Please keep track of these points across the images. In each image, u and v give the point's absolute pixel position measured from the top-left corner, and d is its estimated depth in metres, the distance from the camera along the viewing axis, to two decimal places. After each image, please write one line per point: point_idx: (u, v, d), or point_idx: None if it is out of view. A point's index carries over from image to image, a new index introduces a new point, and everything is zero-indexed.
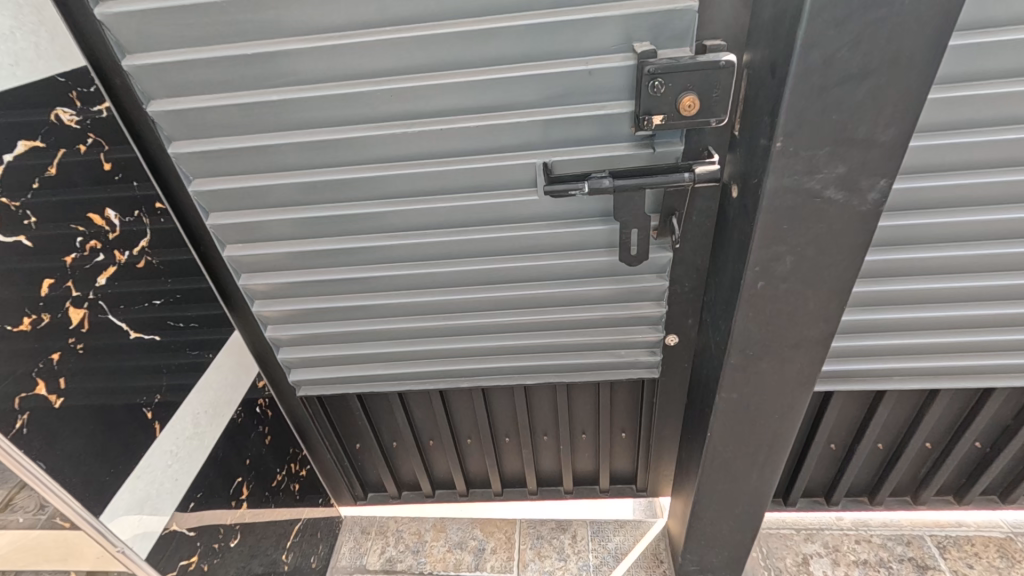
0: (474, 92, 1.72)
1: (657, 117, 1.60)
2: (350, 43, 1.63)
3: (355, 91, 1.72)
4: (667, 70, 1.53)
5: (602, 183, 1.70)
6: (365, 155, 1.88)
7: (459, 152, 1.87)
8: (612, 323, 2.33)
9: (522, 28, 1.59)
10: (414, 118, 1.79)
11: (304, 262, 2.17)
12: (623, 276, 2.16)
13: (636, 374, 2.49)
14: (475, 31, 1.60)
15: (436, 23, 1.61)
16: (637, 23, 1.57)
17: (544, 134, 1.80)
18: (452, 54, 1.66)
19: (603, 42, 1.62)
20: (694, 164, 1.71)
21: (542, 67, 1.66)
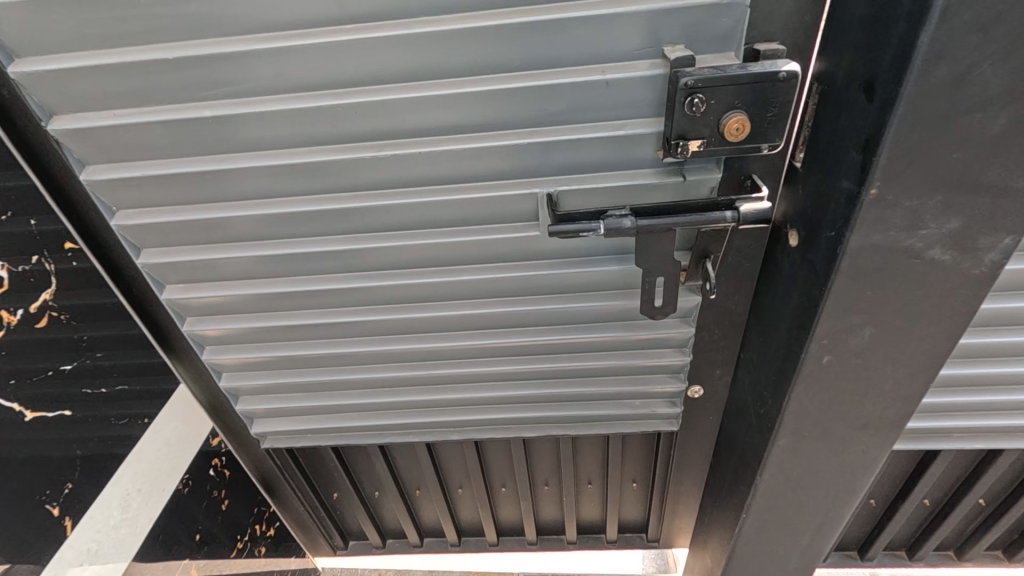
0: (462, 106, 1.36)
1: (696, 143, 1.25)
2: (301, 44, 1.27)
3: (309, 105, 1.36)
4: (711, 84, 1.17)
5: (623, 223, 1.34)
6: (327, 183, 1.52)
7: (443, 180, 1.51)
8: (625, 372, 1.99)
9: (523, 26, 1.23)
10: (387, 139, 1.44)
11: (261, 305, 1.82)
12: (639, 321, 1.82)
13: (651, 427, 2.16)
14: (462, 30, 1.24)
15: (412, 19, 1.25)
16: (671, 21, 1.22)
17: (549, 158, 1.45)
18: (433, 59, 1.30)
19: (625, 45, 1.27)
20: (739, 199, 1.35)
21: (547, 77, 1.31)
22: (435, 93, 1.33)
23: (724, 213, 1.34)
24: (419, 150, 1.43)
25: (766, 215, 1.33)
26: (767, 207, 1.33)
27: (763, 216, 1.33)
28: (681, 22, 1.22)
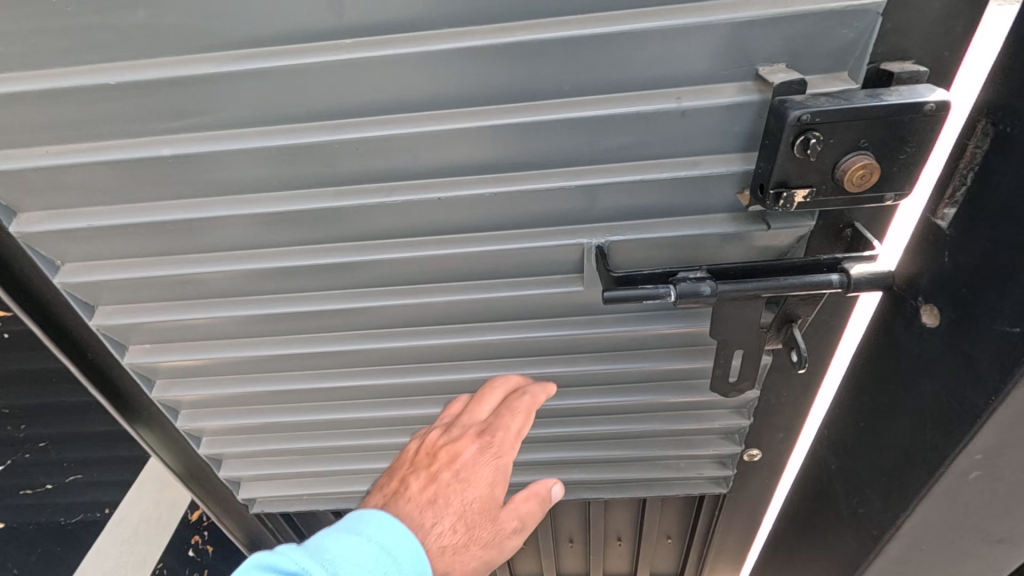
0: (495, 142, 1.07)
1: (803, 194, 0.96)
2: (289, 64, 0.98)
3: (300, 141, 1.06)
4: (831, 121, 0.88)
5: (700, 289, 1.06)
6: (323, 232, 1.23)
7: (468, 227, 1.22)
8: (671, 433, 1.72)
9: (580, 42, 0.94)
10: (399, 180, 1.15)
11: (246, 366, 1.53)
12: (693, 381, 1.55)
13: (696, 489, 1.89)
14: (500, 46, 0.95)
15: (435, 31, 0.96)
16: (772, 35, 0.93)
17: (600, 203, 1.16)
18: (461, 83, 1.01)
19: (709, 65, 0.97)
20: (846, 258, 1.06)
21: (605, 105, 1.02)
22: (461, 127, 1.04)
23: (830, 277, 1.05)
24: (439, 195, 1.14)
25: (883, 280, 1.04)
26: (883, 269, 1.05)
27: (880, 282, 1.04)
28: (787, 35, 0.93)
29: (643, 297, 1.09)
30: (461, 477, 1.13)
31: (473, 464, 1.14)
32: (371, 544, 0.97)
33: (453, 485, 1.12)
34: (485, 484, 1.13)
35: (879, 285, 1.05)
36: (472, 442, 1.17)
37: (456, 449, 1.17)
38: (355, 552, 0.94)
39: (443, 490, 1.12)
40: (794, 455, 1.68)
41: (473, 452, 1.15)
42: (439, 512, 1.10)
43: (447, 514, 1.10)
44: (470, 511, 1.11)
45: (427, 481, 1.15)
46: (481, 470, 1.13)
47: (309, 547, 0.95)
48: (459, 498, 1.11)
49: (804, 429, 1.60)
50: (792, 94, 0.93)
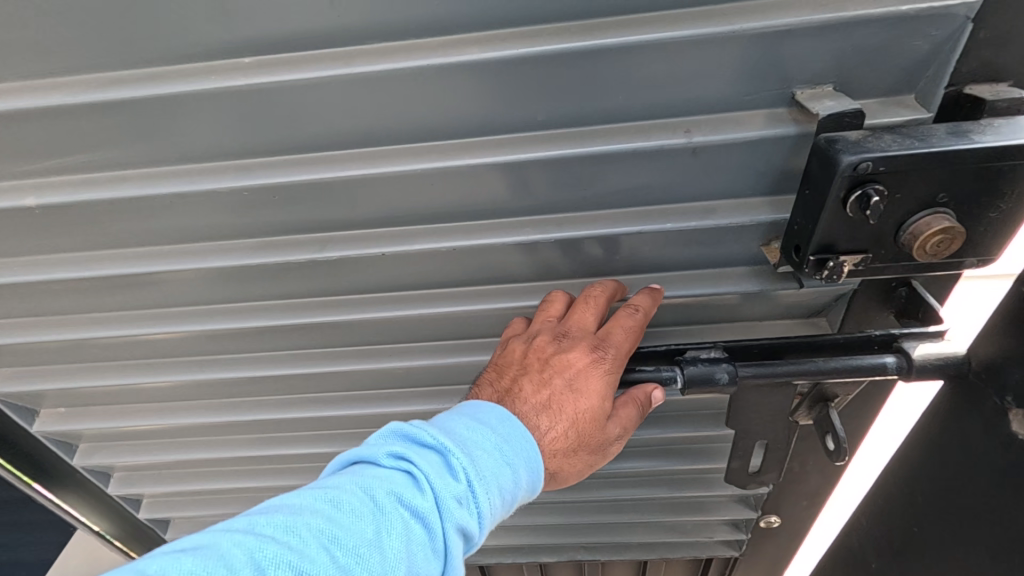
0: (449, 186, 0.84)
1: (853, 261, 0.72)
2: (170, 92, 0.74)
3: (200, 188, 0.83)
4: (899, 170, 0.64)
5: (716, 377, 0.82)
6: (249, 290, 1.01)
7: (425, 283, 1.00)
8: (675, 498, 1.50)
9: (556, 59, 0.70)
10: (334, 230, 0.92)
11: (181, 430, 1.33)
12: (701, 446, 1.32)
13: (704, 553, 1.67)
14: (447, 67, 0.71)
15: (360, 48, 0.72)
16: (815, 50, 0.68)
17: (585, 255, 0.93)
18: (399, 114, 0.77)
19: (727, 90, 0.73)
20: (903, 335, 0.83)
21: (591, 139, 0.78)
22: (404, 169, 0.81)
23: (885, 360, 0.82)
24: (384, 250, 0.91)
25: (957, 367, 0.79)
26: (958, 350, 0.79)
27: (952, 369, 0.79)
28: (835, 51, 0.68)
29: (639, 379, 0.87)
30: (574, 386, 0.82)
31: (587, 366, 0.83)
32: (505, 431, 0.75)
33: (565, 394, 0.82)
34: (602, 393, 0.83)
35: (950, 372, 0.80)
36: (585, 352, 0.84)
37: (562, 356, 0.84)
38: (482, 438, 0.72)
39: (553, 398, 0.82)
40: (819, 523, 1.45)
41: (583, 360, 0.83)
42: (547, 421, 0.81)
43: (558, 422, 0.81)
44: (584, 425, 0.82)
45: (532, 385, 0.84)
46: (598, 372, 0.83)
47: (448, 419, 0.75)
48: (573, 407, 0.82)
49: (833, 498, 1.36)
50: (843, 131, 0.69)
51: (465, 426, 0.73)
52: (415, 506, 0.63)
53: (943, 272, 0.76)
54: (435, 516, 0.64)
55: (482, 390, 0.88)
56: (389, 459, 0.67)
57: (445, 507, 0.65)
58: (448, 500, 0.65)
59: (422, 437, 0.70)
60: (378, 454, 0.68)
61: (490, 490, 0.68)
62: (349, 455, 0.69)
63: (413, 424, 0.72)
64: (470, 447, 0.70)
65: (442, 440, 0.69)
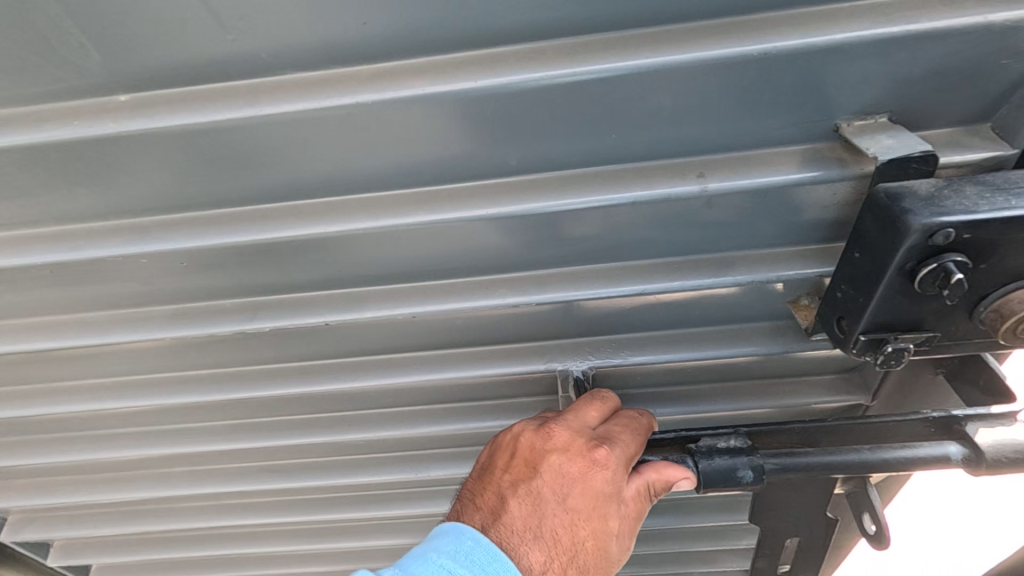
0: (400, 245, 0.67)
1: (913, 343, 0.56)
2: (22, 143, 0.56)
3: (84, 257, 0.66)
4: (989, 236, 0.48)
5: (742, 477, 0.67)
6: (174, 359, 0.85)
7: (383, 348, 0.84)
8: (679, 552, 1.35)
9: (525, 92, 0.53)
10: (266, 295, 0.76)
11: (122, 501, 1.18)
12: (708, 502, 1.18)
13: None
14: (384, 105, 0.54)
15: (268, 80, 0.55)
16: (870, 72, 0.51)
17: (572, 315, 0.77)
18: (329, 161, 0.60)
19: (750, 124, 0.56)
20: (966, 417, 0.67)
21: (575, 188, 0.61)
22: (342, 229, 0.64)
23: (946, 450, 0.66)
24: (327, 319, 0.75)
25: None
26: None
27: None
28: (893, 73, 0.52)
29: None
30: (569, 506, 0.61)
31: (587, 474, 0.62)
32: None
33: (562, 514, 0.61)
34: (609, 510, 0.61)
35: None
36: (581, 455, 0.63)
37: (553, 461, 0.63)
38: None
39: (546, 523, 0.61)
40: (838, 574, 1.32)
41: (580, 465, 0.62)
42: (542, 556, 0.59)
43: (555, 555, 0.60)
44: (587, 557, 0.60)
45: (519, 502, 0.63)
46: (601, 482, 0.61)
47: (420, 559, 0.55)
48: (572, 534, 0.60)
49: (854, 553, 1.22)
50: (906, 178, 0.52)
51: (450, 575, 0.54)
52: None
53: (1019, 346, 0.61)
54: None
55: (457, 507, 0.66)
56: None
57: None
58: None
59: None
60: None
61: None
62: None
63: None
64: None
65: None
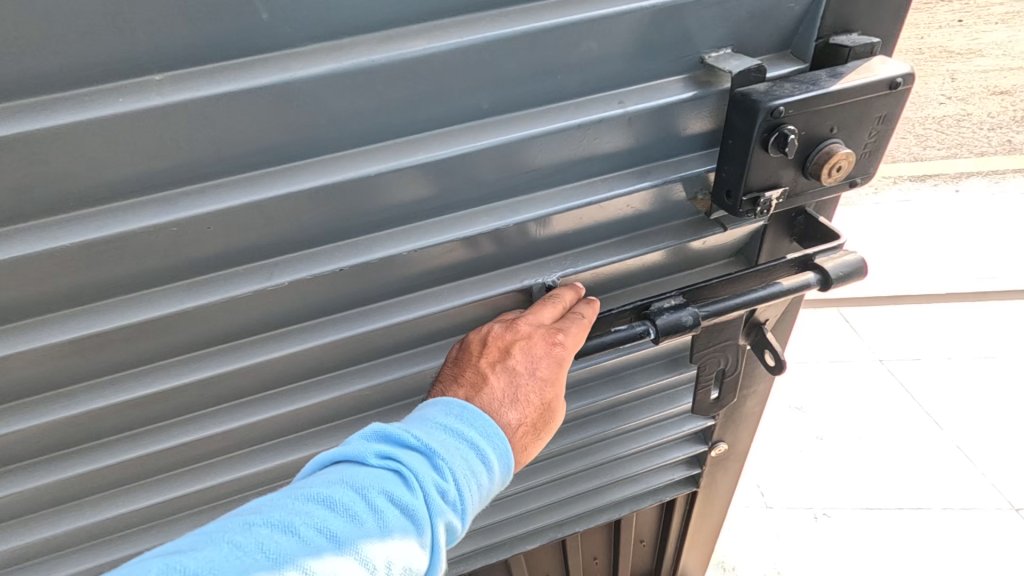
0: (403, 186, 0.82)
1: (775, 195, 0.84)
2: (70, 122, 0.64)
3: (116, 230, 0.72)
4: (804, 110, 0.76)
5: (683, 319, 0.91)
6: (178, 342, 0.89)
7: (382, 294, 0.96)
8: (636, 452, 1.61)
9: (499, 45, 0.74)
10: (277, 255, 0.85)
11: (108, 529, 1.13)
12: (654, 395, 1.45)
13: (665, 496, 1.81)
14: (396, 62, 0.71)
15: (293, 50, 0.68)
16: (716, 16, 0.79)
17: (540, 234, 0.97)
18: (345, 119, 0.74)
19: (647, 60, 0.82)
20: (815, 253, 0.97)
21: (536, 120, 0.83)
22: (356, 173, 0.78)
23: (808, 278, 0.95)
24: (341, 264, 0.86)
25: (858, 273, 0.95)
26: (853, 259, 0.95)
27: (852, 274, 0.94)
28: (728, 18, 0.80)
29: (615, 339, 0.92)
30: (536, 377, 0.87)
31: (549, 356, 0.88)
32: (482, 429, 0.78)
33: (529, 384, 0.87)
34: (559, 381, 0.89)
35: (854, 276, 0.95)
36: (545, 343, 0.88)
37: (523, 349, 0.88)
38: (456, 441, 0.75)
39: (519, 391, 0.86)
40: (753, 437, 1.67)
41: (544, 351, 0.88)
42: (516, 413, 0.84)
43: (525, 413, 0.85)
44: (542, 413, 0.87)
45: (498, 378, 0.86)
46: (557, 362, 0.88)
47: (424, 417, 0.78)
48: (535, 396, 0.87)
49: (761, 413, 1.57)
50: (750, 84, 0.80)
51: (444, 427, 0.76)
52: (405, 504, 0.67)
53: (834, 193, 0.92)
54: (425, 513, 0.68)
55: (444, 388, 0.87)
56: (376, 458, 0.71)
57: (434, 504, 0.69)
58: (437, 497, 0.69)
59: (405, 436, 0.73)
60: (364, 453, 0.71)
61: (470, 487, 0.72)
62: (336, 456, 0.72)
63: (396, 426, 0.74)
64: (448, 446, 0.74)
65: (426, 442, 0.73)
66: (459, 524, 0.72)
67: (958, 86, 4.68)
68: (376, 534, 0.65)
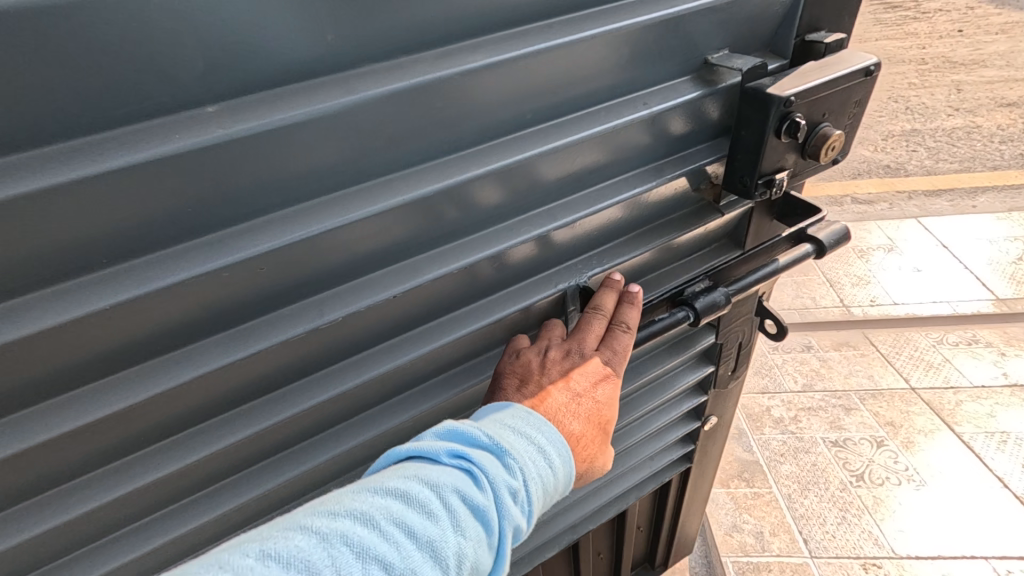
0: (455, 201, 0.86)
1: (779, 174, 1.06)
2: (129, 163, 0.61)
3: (173, 278, 0.69)
4: (808, 98, 0.95)
5: (716, 299, 1.07)
6: (221, 396, 0.83)
7: (425, 315, 0.96)
8: (644, 437, 1.61)
9: (540, 57, 0.81)
10: (325, 289, 0.84)
11: None
12: (662, 380, 1.50)
13: (665, 475, 1.82)
14: (450, 79, 0.76)
15: (356, 70, 0.71)
16: (708, 23, 0.95)
17: (570, 237, 1.04)
18: (405, 138, 0.78)
19: (661, 66, 0.96)
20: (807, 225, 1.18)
21: (575, 127, 0.91)
22: (414, 194, 0.80)
23: (806, 249, 1.15)
24: (393, 292, 0.86)
25: (844, 237, 1.16)
26: (837, 225, 1.16)
27: (839, 238, 1.16)
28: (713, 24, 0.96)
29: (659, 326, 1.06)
30: (592, 394, 0.93)
31: (601, 375, 0.95)
32: (545, 433, 0.82)
33: (586, 399, 0.92)
34: (611, 399, 0.96)
35: (842, 242, 1.17)
36: (598, 364, 0.96)
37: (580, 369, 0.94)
38: (524, 444, 0.79)
39: (579, 406, 0.91)
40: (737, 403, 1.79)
41: (598, 371, 0.95)
42: (577, 426, 0.90)
43: (584, 425, 0.91)
44: (597, 428, 0.94)
45: (560, 394, 0.91)
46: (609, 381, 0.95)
47: (492, 420, 0.81)
48: (592, 411, 0.93)
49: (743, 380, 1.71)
50: (757, 78, 1.00)
51: (513, 429, 0.80)
52: (478, 504, 0.70)
53: (820, 167, 1.14)
54: (495, 514, 0.72)
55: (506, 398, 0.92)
56: (450, 456, 0.73)
57: (503, 505, 0.72)
58: (507, 497, 0.73)
59: (478, 438, 0.76)
60: (438, 451, 0.74)
61: (535, 491, 0.76)
62: (410, 452, 0.74)
63: (468, 427, 0.77)
64: (515, 446, 0.78)
65: (497, 442, 0.76)
66: (521, 525, 0.76)
67: (964, 97, 5.36)
68: (449, 534, 0.68)
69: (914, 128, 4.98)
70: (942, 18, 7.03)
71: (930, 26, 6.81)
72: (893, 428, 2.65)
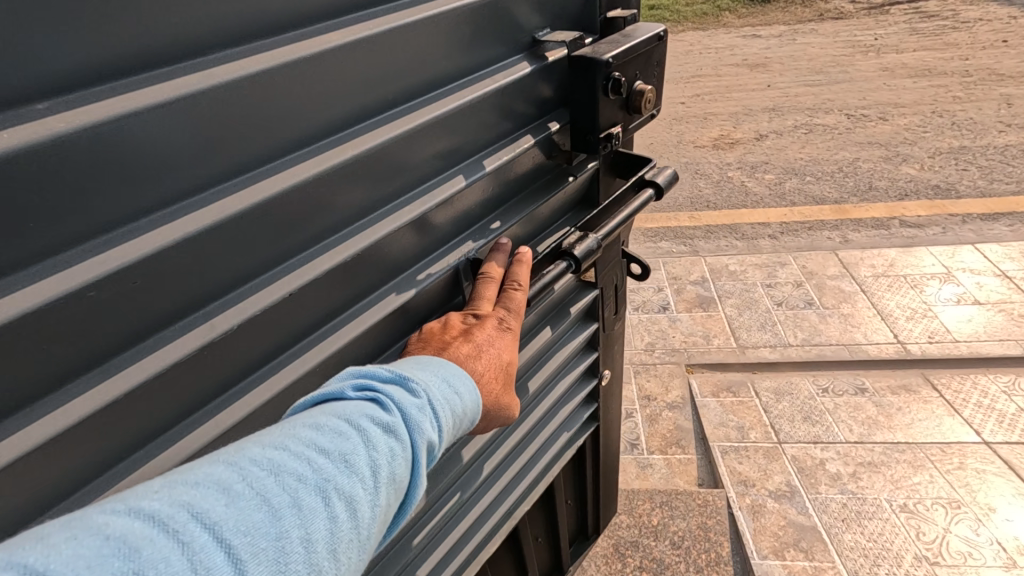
0: (340, 186, 0.83)
1: (616, 129, 1.17)
2: None
3: (30, 301, 0.57)
4: (622, 60, 1.10)
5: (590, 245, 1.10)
6: (111, 443, 0.69)
7: (331, 308, 0.90)
8: (554, 402, 1.51)
9: (388, 38, 0.84)
10: (213, 301, 0.74)
11: None
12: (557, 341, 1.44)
13: (580, 437, 1.74)
14: (306, 59, 0.74)
15: (213, 55, 0.67)
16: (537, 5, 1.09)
17: (451, 216, 1.05)
18: (288, 124, 0.75)
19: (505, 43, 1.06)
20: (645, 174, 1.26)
21: (440, 102, 0.95)
22: (298, 179, 0.77)
23: (647, 194, 1.22)
24: (292, 289, 0.80)
25: (675, 180, 1.27)
26: (665, 170, 1.26)
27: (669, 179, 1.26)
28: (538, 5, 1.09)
29: (551, 276, 1.05)
30: (493, 342, 0.91)
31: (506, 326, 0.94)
32: (446, 372, 0.78)
33: (490, 344, 0.90)
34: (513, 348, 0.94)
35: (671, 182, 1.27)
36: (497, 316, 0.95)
37: (480, 322, 0.93)
38: (428, 372, 0.76)
39: (484, 351, 0.89)
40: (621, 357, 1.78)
41: (497, 321, 0.94)
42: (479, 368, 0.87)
43: (486, 371, 0.88)
44: (498, 376, 0.90)
45: (461, 343, 0.89)
46: (509, 330, 0.94)
47: (397, 361, 0.78)
48: (495, 358, 0.90)
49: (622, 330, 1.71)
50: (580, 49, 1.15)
51: (420, 367, 0.77)
52: (388, 420, 0.66)
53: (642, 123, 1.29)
54: (407, 430, 0.67)
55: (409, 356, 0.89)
56: (354, 390, 0.69)
57: (414, 422, 0.68)
58: (417, 413, 0.68)
59: (381, 372, 0.72)
60: (341, 387, 0.69)
61: (443, 410, 0.72)
62: (315, 396, 0.69)
63: (372, 366, 0.73)
64: (420, 374, 0.74)
65: (402, 371, 0.73)
66: (436, 447, 0.71)
67: (1016, 111, 5.03)
68: (361, 448, 0.62)
69: (964, 146, 4.67)
70: (986, 28, 6.68)
71: (971, 37, 6.49)
72: (970, 491, 2.35)
